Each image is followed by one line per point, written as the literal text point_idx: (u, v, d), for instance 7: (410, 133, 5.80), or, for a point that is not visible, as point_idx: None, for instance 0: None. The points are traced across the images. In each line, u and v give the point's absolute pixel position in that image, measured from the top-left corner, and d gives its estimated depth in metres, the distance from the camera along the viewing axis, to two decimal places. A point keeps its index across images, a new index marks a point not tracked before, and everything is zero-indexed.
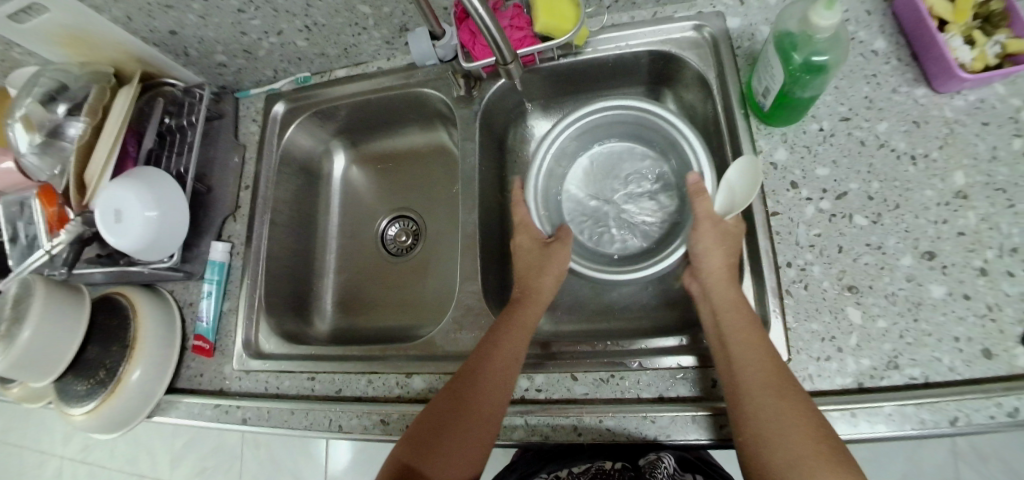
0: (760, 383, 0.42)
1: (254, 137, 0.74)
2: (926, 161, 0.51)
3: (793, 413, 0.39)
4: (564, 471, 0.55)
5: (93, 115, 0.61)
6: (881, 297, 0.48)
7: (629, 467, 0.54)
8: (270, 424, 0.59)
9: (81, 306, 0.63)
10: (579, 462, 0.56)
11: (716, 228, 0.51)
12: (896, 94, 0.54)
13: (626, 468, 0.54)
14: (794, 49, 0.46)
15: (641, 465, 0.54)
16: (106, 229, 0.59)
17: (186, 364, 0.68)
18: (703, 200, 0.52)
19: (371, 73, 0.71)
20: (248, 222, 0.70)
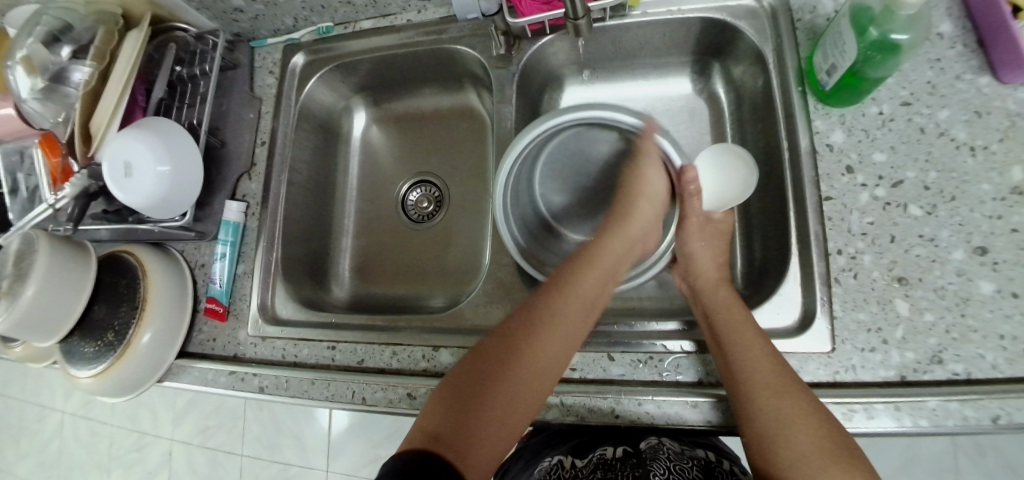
0: (773, 407, 0.42)
1: (271, 90, 0.70)
2: (985, 153, 0.48)
3: (808, 427, 0.40)
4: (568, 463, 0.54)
5: (100, 60, 0.58)
6: (930, 291, 0.47)
7: (629, 452, 0.53)
8: (289, 393, 0.57)
9: (87, 264, 0.60)
10: (580, 452, 0.56)
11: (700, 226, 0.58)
12: (958, 82, 0.50)
13: (626, 453, 0.52)
14: (870, 25, 0.43)
15: (642, 450, 0.53)
16: (114, 183, 0.55)
17: (197, 328, 0.65)
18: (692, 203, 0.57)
19: (398, 26, 0.66)
20: (264, 180, 0.66)
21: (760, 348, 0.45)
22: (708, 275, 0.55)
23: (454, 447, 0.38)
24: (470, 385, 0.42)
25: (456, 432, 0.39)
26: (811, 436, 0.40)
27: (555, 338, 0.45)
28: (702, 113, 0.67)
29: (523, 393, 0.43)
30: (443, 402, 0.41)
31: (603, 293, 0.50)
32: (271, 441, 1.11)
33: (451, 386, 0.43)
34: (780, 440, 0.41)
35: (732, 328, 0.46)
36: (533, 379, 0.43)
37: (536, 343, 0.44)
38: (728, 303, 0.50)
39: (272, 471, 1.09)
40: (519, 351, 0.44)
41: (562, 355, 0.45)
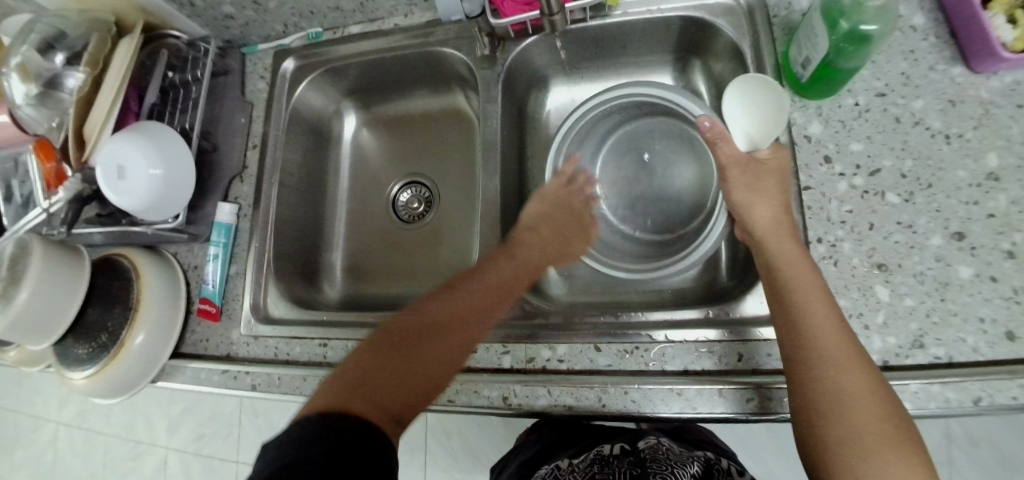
0: (845, 388, 0.39)
1: (262, 94, 0.71)
2: (960, 141, 0.49)
3: (875, 412, 0.38)
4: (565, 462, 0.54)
5: (93, 67, 0.59)
6: (910, 276, 0.47)
7: (626, 450, 0.53)
8: (281, 390, 0.57)
9: (81, 267, 0.61)
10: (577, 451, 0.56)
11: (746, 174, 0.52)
12: (932, 72, 0.52)
13: (623, 452, 0.53)
14: (840, 18, 0.44)
15: (640, 448, 0.53)
16: (108, 186, 0.56)
17: (190, 329, 0.66)
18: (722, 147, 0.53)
19: (387, 30, 0.67)
20: (257, 182, 0.67)
21: (834, 321, 0.42)
22: (766, 225, 0.49)
23: (365, 397, 0.39)
24: (381, 355, 0.44)
25: (356, 391, 0.39)
26: (873, 421, 0.38)
27: (456, 314, 0.49)
28: None
29: (433, 360, 0.45)
30: (359, 360, 0.43)
31: (513, 283, 0.53)
32: None
33: (372, 346, 0.45)
34: (838, 421, 0.39)
35: (808, 296, 0.43)
36: (445, 353, 0.46)
37: (450, 321, 0.48)
38: (792, 259, 0.45)
39: None
40: (434, 327, 0.47)
41: (469, 334, 0.48)
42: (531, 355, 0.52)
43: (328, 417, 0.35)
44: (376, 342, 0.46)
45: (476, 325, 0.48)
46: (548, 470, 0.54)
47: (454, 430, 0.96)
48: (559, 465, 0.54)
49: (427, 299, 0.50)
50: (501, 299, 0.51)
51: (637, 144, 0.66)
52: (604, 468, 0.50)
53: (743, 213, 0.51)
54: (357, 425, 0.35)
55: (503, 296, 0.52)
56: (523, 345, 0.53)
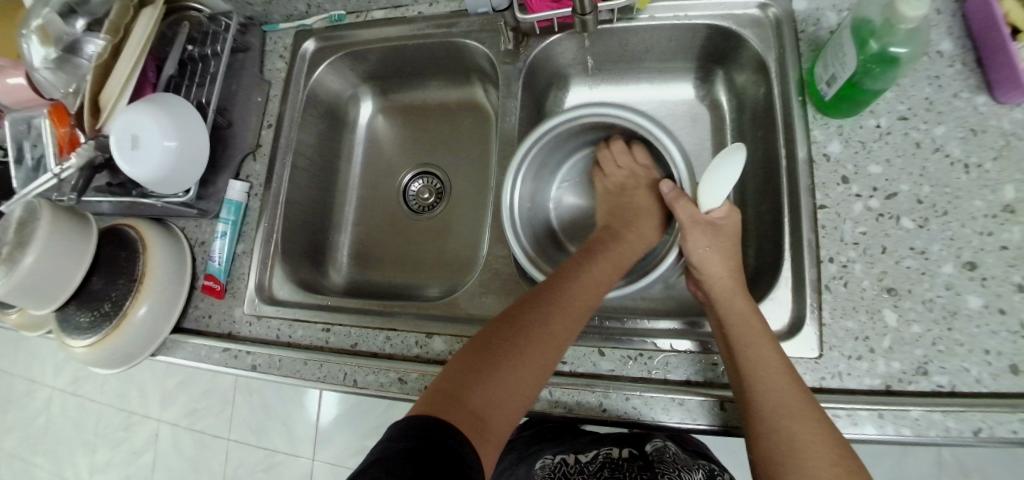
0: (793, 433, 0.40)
1: (280, 74, 0.70)
2: (979, 171, 0.49)
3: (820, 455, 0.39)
4: (572, 457, 0.56)
5: (114, 34, 0.58)
6: (919, 302, 0.48)
7: (635, 454, 0.55)
8: (281, 372, 0.57)
9: (88, 235, 0.61)
10: (584, 448, 0.58)
11: (707, 233, 0.53)
12: (956, 99, 0.51)
13: (632, 456, 0.54)
14: (870, 38, 0.44)
15: (648, 452, 0.54)
16: (121, 156, 0.56)
17: (193, 304, 0.66)
18: (682, 205, 0.54)
19: (410, 17, 0.66)
20: (269, 162, 0.67)
21: (778, 363, 0.43)
22: (722, 282, 0.50)
23: (455, 402, 0.39)
24: (481, 352, 0.44)
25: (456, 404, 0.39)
26: (822, 451, 0.39)
27: (558, 313, 0.47)
28: (704, 119, 0.68)
29: (534, 352, 0.44)
30: (456, 369, 0.43)
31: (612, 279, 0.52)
32: (260, 426, 1.10)
33: (468, 353, 0.44)
34: (794, 454, 0.40)
35: (750, 344, 0.44)
36: (546, 343, 0.45)
37: (554, 320, 0.46)
38: (744, 311, 0.47)
39: (259, 457, 1.09)
40: (521, 317, 0.46)
41: (577, 316, 0.47)
42: None
43: (407, 427, 0.36)
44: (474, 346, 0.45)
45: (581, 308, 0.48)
46: (554, 464, 0.55)
47: None
48: (566, 460, 0.55)
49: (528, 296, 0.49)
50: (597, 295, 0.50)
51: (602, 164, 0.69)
52: (615, 473, 0.51)
53: (698, 273, 0.53)
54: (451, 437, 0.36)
55: (597, 290, 0.50)
56: None
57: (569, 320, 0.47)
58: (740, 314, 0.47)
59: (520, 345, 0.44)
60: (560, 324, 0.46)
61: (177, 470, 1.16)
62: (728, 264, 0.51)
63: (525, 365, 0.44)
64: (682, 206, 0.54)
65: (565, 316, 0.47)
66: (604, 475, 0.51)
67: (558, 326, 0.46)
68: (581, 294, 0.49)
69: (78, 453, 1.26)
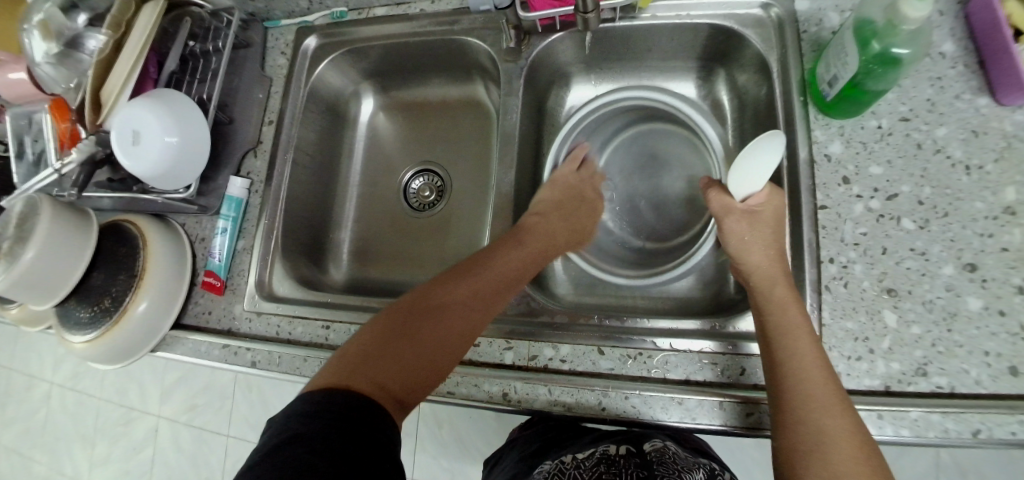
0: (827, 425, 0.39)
1: (282, 71, 0.70)
2: (980, 173, 0.49)
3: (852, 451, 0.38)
4: (569, 457, 0.55)
5: (116, 29, 0.58)
6: (918, 304, 0.48)
7: (633, 451, 0.54)
8: (280, 369, 0.57)
9: (88, 230, 0.61)
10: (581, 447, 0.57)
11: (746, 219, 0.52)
12: (958, 101, 0.51)
13: (630, 453, 0.53)
14: (872, 38, 0.44)
15: (646, 451, 0.54)
16: (121, 151, 0.56)
17: (193, 300, 0.66)
18: (720, 195, 0.54)
19: (412, 15, 0.66)
20: (270, 158, 0.67)
21: (815, 355, 0.43)
22: (762, 270, 0.49)
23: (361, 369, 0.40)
24: (388, 327, 0.45)
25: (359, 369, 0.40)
26: (848, 446, 0.38)
27: (464, 295, 0.48)
28: None
29: (441, 327, 0.46)
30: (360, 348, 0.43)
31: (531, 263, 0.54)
32: (259, 422, 1.11)
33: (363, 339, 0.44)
34: (815, 456, 0.38)
35: (791, 332, 0.44)
36: (452, 315, 0.47)
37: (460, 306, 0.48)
38: (785, 299, 0.46)
39: None
40: (437, 295, 0.48)
41: (486, 292, 0.49)
42: (533, 352, 0.52)
43: (317, 403, 0.35)
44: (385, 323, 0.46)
45: (493, 285, 0.50)
46: (553, 465, 0.55)
47: (445, 419, 0.96)
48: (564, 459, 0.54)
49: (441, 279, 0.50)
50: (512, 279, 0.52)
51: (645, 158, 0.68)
52: (612, 469, 0.50)
53: (738, 260, 0.52)
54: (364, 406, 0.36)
55: (513, 269, 0.52)
56: (526, 342, 0.53)
57: (474, 297, 0.48)
58: (778, 304, 0.46)
59: (430, 320, 0.46)
60: (467, 299, 0.48)
61: (176, 465, 1.16)
62: (768, 253, 0.49)
63: (435, 336, 0.45)
64: (716, 195, 0.54)
65: (471, 288, 0.49)
66: (600, 471, 0.50)
67: (465, 299, 0.48)
68: (488, 271, 0.51)
69: (77, 448, 1.27)
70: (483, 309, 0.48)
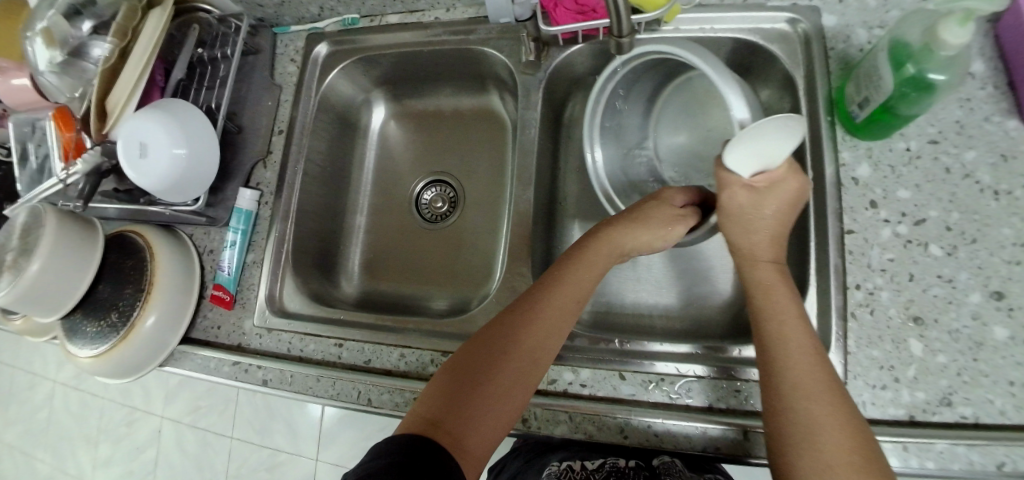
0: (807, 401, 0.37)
1: (291, 78, 0.69)
2: (1009, 198, 0.48)
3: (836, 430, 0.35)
4: (579, 464, 0.56)
5: (122, 38, 0.56)
6: (944, 332, 0.47)
7: (641, 466, 0.55)
8: (292, 388, 0.57)
9: (94, 242, 0.59)
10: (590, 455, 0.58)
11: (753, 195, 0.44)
12: (988, 123, 0.50)
13: (638, 466, 0.54)
14: (907, 61, 0.42)
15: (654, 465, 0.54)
16: (127, 163, 0.54)
17: (202, 314, 0.65)
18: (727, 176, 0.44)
19: (426, 23, 0.64)
20: (279, 169, 0.65)
21: (804, 335, 0.40)
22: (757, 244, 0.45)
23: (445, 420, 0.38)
24: (473, 359, 0.42)
25: (444, 416, 0.38)
26: (831, 427, 0.35)
27: (547, 325, 0.44)
28: None
29: (527, 363, 0.42)
30: (426, 408, 0.39)
31: (597, 269, 0.48)
32: (264, 425, 1.10)
33: (449, 378, 0.41)
34: (798, 440, 0.36)
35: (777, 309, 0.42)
36: (538, 348, 0.43)
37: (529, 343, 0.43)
38: (770, 278, 0.44)
39: (263, 456, 1.09)
40: (522, 324, 0.44)
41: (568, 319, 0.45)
42: (552, 376, 0.51)
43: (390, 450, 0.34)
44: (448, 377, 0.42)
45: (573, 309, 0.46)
46: (561, 469, 0.56)
47: None
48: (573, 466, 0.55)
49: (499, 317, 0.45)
50: (578, 300, 0.46)
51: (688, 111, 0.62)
52: None
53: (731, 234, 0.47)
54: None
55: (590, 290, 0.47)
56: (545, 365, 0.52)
57: (559, 326, 0.45)
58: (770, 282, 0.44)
59: (517, 356, 0.42)
60: (552, 327, 0.44)
61: (181, 467, 1.15)
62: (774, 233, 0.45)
63: (519, 375, 0.42)
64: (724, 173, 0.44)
65: (556, 314, 0.45)
66: None
67: (552, 333, 0.44)
68: (576, 295, 0.46)
69: (80, 448, 1.26)
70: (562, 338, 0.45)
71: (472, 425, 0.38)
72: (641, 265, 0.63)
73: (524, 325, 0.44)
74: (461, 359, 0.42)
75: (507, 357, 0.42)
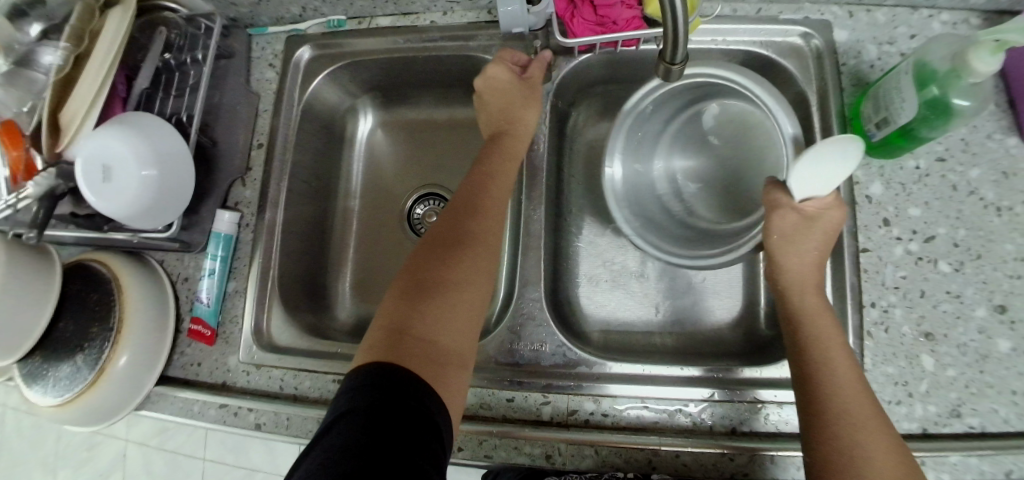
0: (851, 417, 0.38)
1: (271, 86, 0.62)
2: (1011, 214, 0.50)
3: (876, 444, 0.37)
4: None
5: (77, 41, 0.49)
6: (953, 347, 0.48)
7: None
8: (291, 432, 0.52)
9: (51, 274, 0.52)
10: None
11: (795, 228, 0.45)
12: (990, 141, 0.51)
13: None
14: (931, 83, 0.42)
15: None
16: (86, 187, 0.47)
17: (180, 349, 0.59)
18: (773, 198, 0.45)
19: (421, 27, 0.60)
20: (261, 187, 0.59)
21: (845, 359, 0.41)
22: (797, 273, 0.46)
23: (407, 334, 0.38)
24: (415, 278, 0.43)
25: (406, 329, 0.39)
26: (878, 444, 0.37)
27: (475, 230, 0.46)
28: None
29: (468, 264, 0.44)
30: (374, 350, 0.37)
31: (508, 184, 0.51)
32: (243, 446, 1.03)
33: (395, 300, 0.42)
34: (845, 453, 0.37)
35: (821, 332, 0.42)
36: (474, 253, 0.45)
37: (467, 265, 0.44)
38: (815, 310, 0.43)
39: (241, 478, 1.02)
40: (455, 237, 0.45)
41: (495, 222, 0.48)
42: (573, 406, 0.49)
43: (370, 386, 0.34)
44: (385, 320, 0.40)
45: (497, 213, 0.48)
46: None
47: None
48: None
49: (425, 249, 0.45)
50: (499, 217, 0.49)
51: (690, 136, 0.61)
52: None
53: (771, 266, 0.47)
54: (426, 392, 0.34)
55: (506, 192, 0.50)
56: (565, 395, 0.50)
57: (487, 227, 0.47)
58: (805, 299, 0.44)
59: (456, 262, 0.44)
60: (482, 231, 0.46)
61: None
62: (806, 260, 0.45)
63: (466, 277, 0.43)
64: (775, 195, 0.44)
65: (481, 221, 0.47)
66: None
67: (482, 235, 0.46)
68: (495, 200, 0.49)
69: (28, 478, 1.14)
70: (493, 236, 0.47)
71: (438, 334, 0.39)
72: (651, 282, 0.61)
73: (453, 238, 0.45)
74: (401, 284, 0.43)
75: (447, 265, 0.43)
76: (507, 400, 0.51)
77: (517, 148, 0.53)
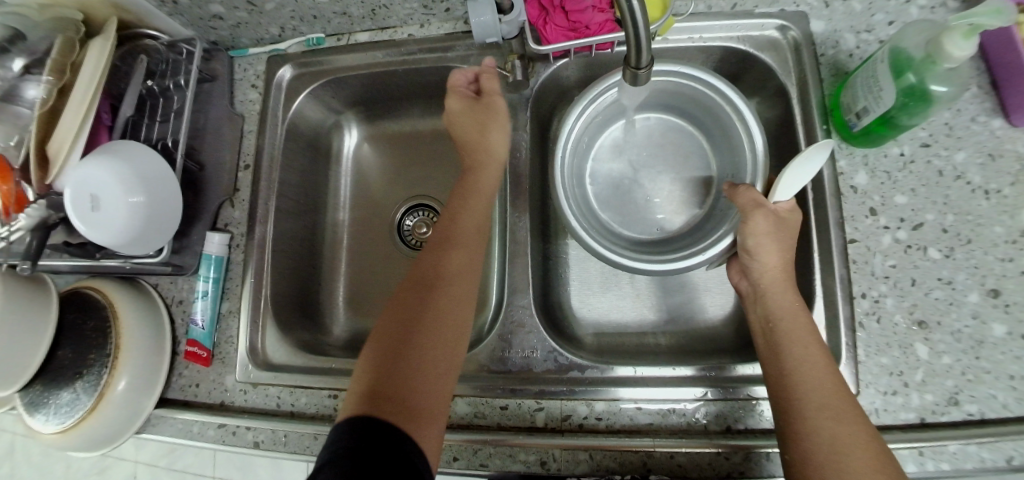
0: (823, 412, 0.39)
1: (254, 107, 0.63)
2: (998, 197, 0.49)
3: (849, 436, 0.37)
4: None
5: (60, 74, 0.50)
6: (947, 334, 0.48)
7: None
8: (289, 449, 0.53)
9: (47, 304, 0.53)
10: None
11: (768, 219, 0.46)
12: (973, 124, 0.51)
13: None
14: (908, 70, 0.42)
15: None
16: (74, 216, 0.48)
17: (177, 371, 0.59)
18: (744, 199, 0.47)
19: (399, 41, 0.60)
20: (250, 207, 0.60)
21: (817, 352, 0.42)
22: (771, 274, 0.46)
23: (386, 383, 0.39)
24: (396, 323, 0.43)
25: (384, 380, 0.39)
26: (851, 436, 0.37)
27: (456, 270, 0.47)
28: None
29: (445, 306, 0.45)
30: (356, 401, 0.38)
31: (482, 216, 0.51)
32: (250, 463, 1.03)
33: (378, 345, 0.42)
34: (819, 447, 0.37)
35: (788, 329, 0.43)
36: (452, 295, 0.45)
37: (441, 296, 0.45)
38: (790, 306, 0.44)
39: None
40: (436, 278, 0.46)
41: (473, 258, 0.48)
42: (566, 411, 0.49)
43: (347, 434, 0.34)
44: (370, 369, 0.41)
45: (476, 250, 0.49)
46: None
47: None
48: None
49: (401, 293, 0.46)
50: (476, 252, 0.49)
51: (649, 138, 0.61)
52: None
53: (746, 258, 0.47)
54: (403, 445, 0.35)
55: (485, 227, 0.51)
56: (558, 400, 0.50)
57: (464, 265, 0.47)
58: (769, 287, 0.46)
59: (434, 305, 0.44)
60: (460, 269, 0.47)
61: None
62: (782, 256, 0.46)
63: (445, 320, 0.44)
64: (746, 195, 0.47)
65: (459, 261, 0.47)
66: None
67: (459, 273, 0.47)
68: (471, 234, 0.49)
69: None
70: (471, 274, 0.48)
71: (415, 382, 0.40)
72: (641, 282, 0.61)
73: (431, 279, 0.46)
74: (384, 329, 0.43)
75: (427, 310, 0.44)
76: (500, 407, 0.51)
77: (483, 175, 0.54)
